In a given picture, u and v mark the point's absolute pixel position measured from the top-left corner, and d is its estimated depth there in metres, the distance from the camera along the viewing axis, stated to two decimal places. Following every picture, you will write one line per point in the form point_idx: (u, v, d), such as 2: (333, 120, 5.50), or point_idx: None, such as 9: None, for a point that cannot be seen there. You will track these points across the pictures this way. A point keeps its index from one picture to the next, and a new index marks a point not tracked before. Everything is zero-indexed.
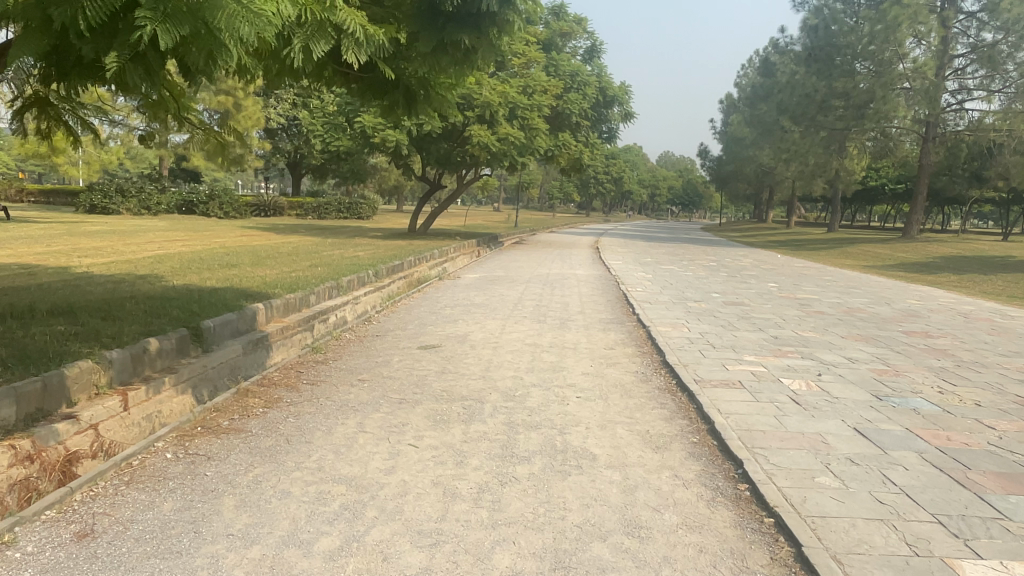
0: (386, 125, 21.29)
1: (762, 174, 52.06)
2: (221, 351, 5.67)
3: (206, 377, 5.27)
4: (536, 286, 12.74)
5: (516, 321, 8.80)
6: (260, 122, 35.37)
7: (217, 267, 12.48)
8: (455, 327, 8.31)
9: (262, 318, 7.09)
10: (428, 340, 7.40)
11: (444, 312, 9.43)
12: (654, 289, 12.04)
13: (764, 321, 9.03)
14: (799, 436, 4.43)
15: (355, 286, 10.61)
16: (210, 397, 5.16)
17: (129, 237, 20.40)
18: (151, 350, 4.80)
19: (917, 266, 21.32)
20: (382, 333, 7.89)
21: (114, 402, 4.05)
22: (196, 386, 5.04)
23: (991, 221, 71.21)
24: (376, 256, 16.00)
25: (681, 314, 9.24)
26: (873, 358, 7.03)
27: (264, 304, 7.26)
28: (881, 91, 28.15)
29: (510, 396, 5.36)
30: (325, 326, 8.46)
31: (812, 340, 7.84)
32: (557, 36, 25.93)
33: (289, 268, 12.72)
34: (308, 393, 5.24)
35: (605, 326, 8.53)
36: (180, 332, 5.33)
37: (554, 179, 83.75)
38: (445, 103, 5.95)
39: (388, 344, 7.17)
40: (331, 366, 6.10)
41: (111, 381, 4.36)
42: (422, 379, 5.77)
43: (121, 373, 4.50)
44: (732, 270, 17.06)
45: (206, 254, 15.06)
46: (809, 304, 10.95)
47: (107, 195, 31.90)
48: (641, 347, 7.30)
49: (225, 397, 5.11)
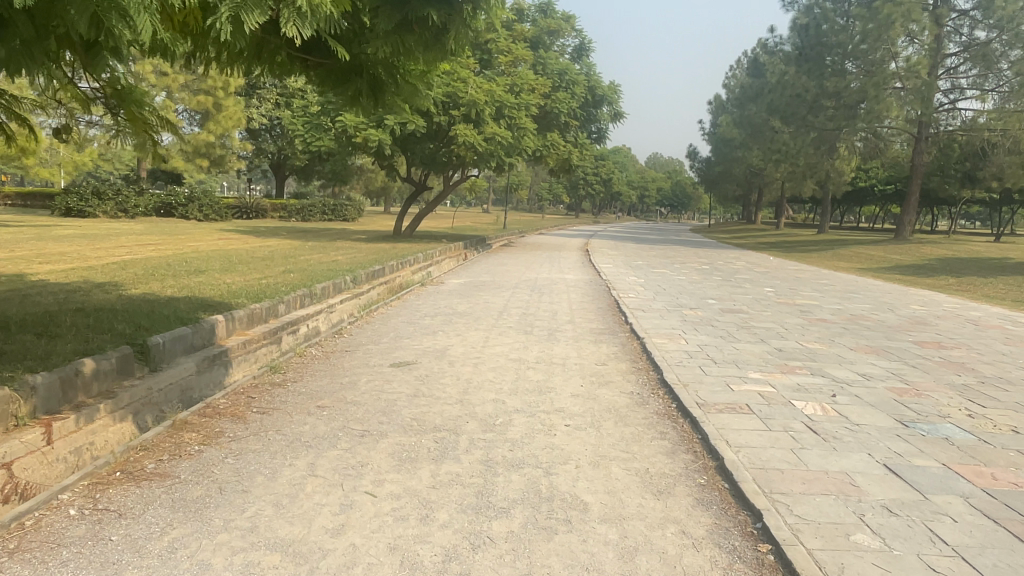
0: (369, 124, 20.59)
1: (752, 174, 51.62)
2: (172, 370, 5.01)
3: (152, 401, 4.63)
4: (523, 292, 12.09)
5: (500, 333, 8.14)
6: (242, 122, 34.62)
7: (184, 274, 11.74)
8: (433, 340, 7.63)
9: (222, 331, 6.40)
10: (403, 357, 6.73)
11: (424, 323, 8.76)
12: (647, 295, 11.41)
13: (766, 331, 8.41)
14: (822, 476, 3.81)
15: (330, 293, 9.94)
16: (155, 423, 4.54)
17: (100, 241, 19.57)
18: (84, 373, 4.15)
19: (914, 268, 20.79)
20: (353, 347, 7.21)
21: (35, 436, 3.46)
22: (139, 411, 4.41)
23: (978, 220, 71.41)
24: (357, 261, 15.29)
25: (677, 324, 8.61)
26: (889, 374, 6.41)
27: (223, 315, 6.58)
28: (875, 90, 27.71)
29: (487, 425, 4.70)
30: (295, 337, 7.80)
31: (821, 354, 7.22)
32: (545, 33, 25.23)
33: (262, 274, 11.98)
34: (257, 425, 4.57)
35: (595, 338, 7.88)
36: (124, 349, 4.68)
37: (542, 180, 83.06)
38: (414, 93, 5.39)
39: (358, 362, 6.48)
40: (291, 390, 5.43)
41: (33, 410, 3.73)
42: (389, 405, 5.09)
43: (48, 401, 3.88)
44: (727, 274, 16.47)
45: (177, 260, 14.28)
46: (810, 311, 10.35)
47: (83, 198, 30.97)
48: (635, 363, 6.66)
49: (166, 428, 4.46)
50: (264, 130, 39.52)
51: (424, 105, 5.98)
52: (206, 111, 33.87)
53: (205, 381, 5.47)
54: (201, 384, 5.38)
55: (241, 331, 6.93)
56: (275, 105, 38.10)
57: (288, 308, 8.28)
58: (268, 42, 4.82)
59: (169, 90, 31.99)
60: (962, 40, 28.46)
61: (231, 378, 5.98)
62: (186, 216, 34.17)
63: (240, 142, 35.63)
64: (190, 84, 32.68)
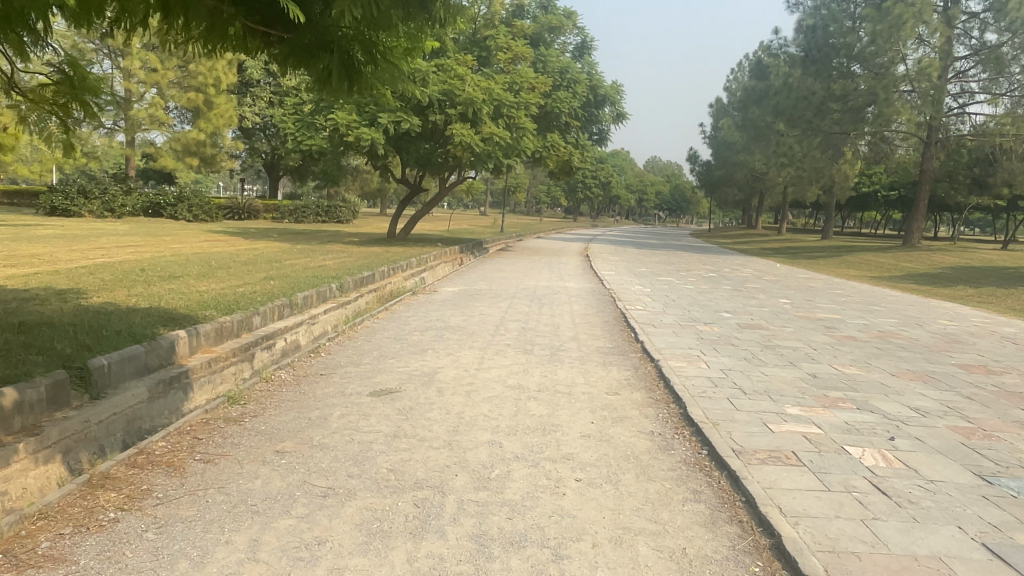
0: (362, 122, 19.70)
1: (753, 179, 50.93)
2: (118, 396, 4.24)
3: (90, 437, 3.86)
4: (522, 303, 11.21)
5: (497, 352, 7.26)
6: (234, 121, 33.72)
7: (157, 280, 10.90)
8: (420, 361, 6.74)
9: (183, 349, 5.56)
10: (385, 384, 5.82)
11: (413, 340, 7.87)
12: (656, 308, 10.53)
13: (793, 352, 7.53)
14: (911, 565, 2.95)
15: (313, 302, 9.11)
16: (91, 464, 3.78)
17: (78, 242, 18.66)
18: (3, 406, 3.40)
19: (928, 277, 19.97)
20: (333, 368, 6.37)
21: None
22: (67, 451, 3.64)
23: (979, 226, 70.92)
24: (346, 265, 14.46)
25: (693, 343, 7.73)
26: (945, 409, 5.54)
27: (185, 330, 5.73)
28: (883, 93, 26.93)
29: (480, 480, 3.81)
30: (273, 354, 6.93)
31: (860, 381, 6.36)
32: (546, 30, 24.26)
33: (241, 280, 11.16)
34: (195, 480, 3.71)
35: (604, 360, 6.98)
36: (60, 373, 3.93)
37: (540, 183, 82.28)
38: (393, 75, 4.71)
39: (333, 390, 5.58)
40: (249, 428, 4.56)
41: None
42: (362, 451, 4.21)
43: None
44: (736, 282, 15.64)
45: (154, 263, 13.42)
46: (835, 327, 9.48)
47: (68, 197, 30.01)
48: (652, 393, 5.77)
49: (89, 477, 3.65)
50: (258, 129, 38.58)
51: (405, 89, 5.25)
52: (197, 108, 33.01)
53: (158, 411, 4.60)
54: (153, 413, 4.50)
55: (207, 347, 6.08)
56: (269, 103, 37.18)
57: (264, 320, 7.43)
58: (220, 11, 4.05)
59: (159, 86, 31.17)
60: (972, 42, 27.69)
61: (195, 402, 5.10)
62: (174, 216, 33.21)
63: (231, 141, 34.74)
64: (180, 81, 31.79)
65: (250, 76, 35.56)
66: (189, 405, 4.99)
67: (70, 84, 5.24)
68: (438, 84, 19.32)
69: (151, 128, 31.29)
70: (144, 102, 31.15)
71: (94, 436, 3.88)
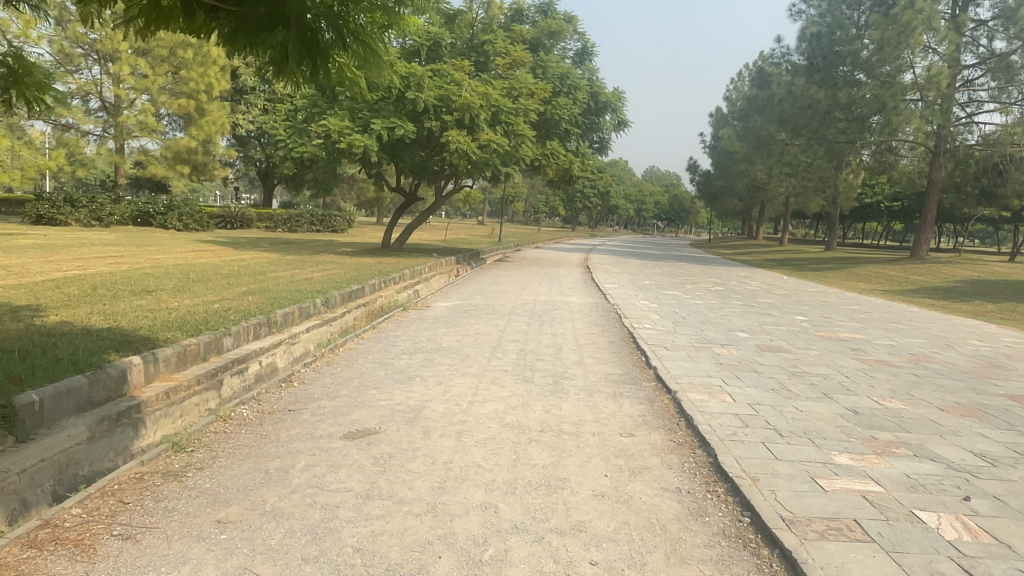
0: (354, 129, 18.81)
1: (754, 188, 50.30)
2: (51, 439, 3.58)
3: (6, 488, 3.21)
4: (521, 320, 10.42)
5: (492, 381, 6.46)
6: (226, 128, 32.98)
7: (130, 295, 10.12)
8: (406, 393, 5.91)
9: (136, 377, 4.80)
10: (362, 423, 4.99)
11: (400, 365, 7.05)
12: (666, 327, 9.73)
13: (824, 380, 6.74)
14: None
15: (295, 319, 8.34)
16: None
17: (57, 252, 17.72)
18: None
19: (942, 291, 19.20)
20: (309, 400, 5.61)
21: None
22: None
23: (980, 238, 70.47)
24: (338, 278, 13.71)
25: (713, 370, 6.93)
26: (1016, 455, 4.74)
27: (140, 356, 5.03)
28: (891, 101, 26.13)
29: (469, 567, 3.00)
30: (246, 380, 6.11)
31: (909, 418, 5.55)
32: (546, 35, 23.49)
33: (220, 295, 10.39)
34: (106, 568, 2.90)
35: (614, 391, 6.17)
36: None
37: (539, 192, 81.58)
38: (354, 56, 4.75)
39: (300, 432, 4.75)
40: (190, 487, 3.78)
41: None
42: (324, 520, 3.40)
43: None
44: (745, 297, 14.86)
45: (128, 276, 12.61)
46: (862, 350, 8.69)
47: (55, 205, 29.10)
48: (673, 436, 4.96)
49: None
50: (252, 137, 37.79)
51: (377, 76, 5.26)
52: (189, 114, 32.22)
53: (98, 453, 3.85)
54: (92, 455, 3.79)
55: (166, 375, 5.33)
56: (263, 110, 36.33)
57: (236, 342, 6.67)
58: None
59: (149, 92, 30.31)
60: (980, 51, 27.10)
61: (147, 440, 4.31)
62: (164, 225, 32.39)
63: (224, 148, 33.97)
64: (172, 87, 31.01)
65: (243, 83, 34.77)
66: (138, 445, 4.22)
67: (10, 76, 4.68)
68: (434, 89, 18.56)
69: (141, 135, 30.52)
70: (135, 109, 30.46)
71: (12, 490, 3.23)
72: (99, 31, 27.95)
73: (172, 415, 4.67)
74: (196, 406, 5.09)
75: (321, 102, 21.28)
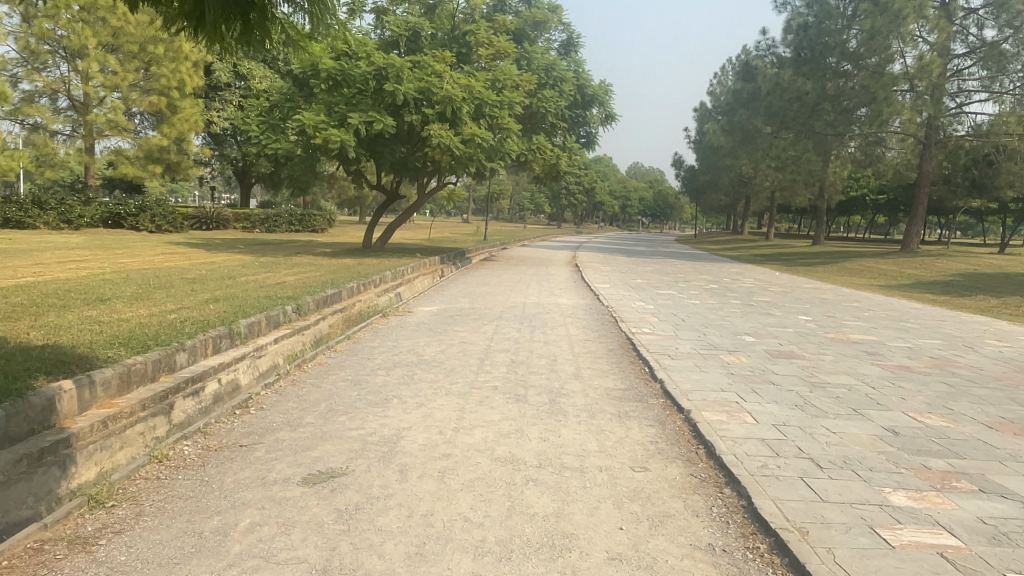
0: (330, 123, 17.85)
1: (740, 182, 49.89)
2: None
3: None
4: (510, 326, 9.64)
5: (481, 401, 5.69)
6: (200, 126, 31.86)
7: (81, 304, 9.22)
8: (381, 419, 5.12)
9: (59, 408, 4.03)
10: (326, 462, 4.21)
11: (375, 383, 6.25)
12: (666, 331, 9.00)
13: (850, 392, 6.06)
14: None
15: (261, 330, 7.53)
16: None
17: (15, 257, 16.59)
18: None
19: (939, 286, 18.74)
20: (267, 430, 4.83)
21: None
22: None
23: (962, 233, 70.89)
24: (315, 281, 12.92)
25: (725, 381, 6.20)
26: None
27: (72, 380, 4.28)
28: (883, 92, 25.64)
29: None
30: (203, 402, 5.28)
31: (958, 440, 4.86)
32: (530, 26, 22.71)
33: (182, 303, 9.53)
34: None
35: (619, 411, 5.43)
36: None
37: (523, 189, 80.82)
38: None
39: (250, 476, 3.96)
40: (100, 562, 2.98)
41: None
42: None
43: None
44: (742, 295, 14.17)
45: (87, 282, 11.68)
46: (880, 355, 8.02)
47: (22, 208, 27.71)
48: (693, 468, 4.22)
49: None
50: (228, 135, 36.66)
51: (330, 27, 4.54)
52: (161, 112, 31.11)
53: (6, 505, 3.15)
54: None
55: (105, 401, 4.55)
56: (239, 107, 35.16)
57: (190, 357, 5.86)
58: None
59: (120, 90, 29.11)
60: (969, 40, 26.72)
61: (67, 487, 3.53)
62: (137, 227, 31.12)
63: (198, 147, 32.83)
64: (143, 84, 29.81)
65: (218, 79, 33.67)
66: (64, 488, 3.50)
67: None
68: (414, 82, 17.91)
69: (111, 134, 29.30)
70: (105, 106, 29.19)
71: None
72: (67, 27, 26.81)
73: (103, 451, 3.88)
74: (142, 436, 4.32)
75: (297, 97, 20.38)
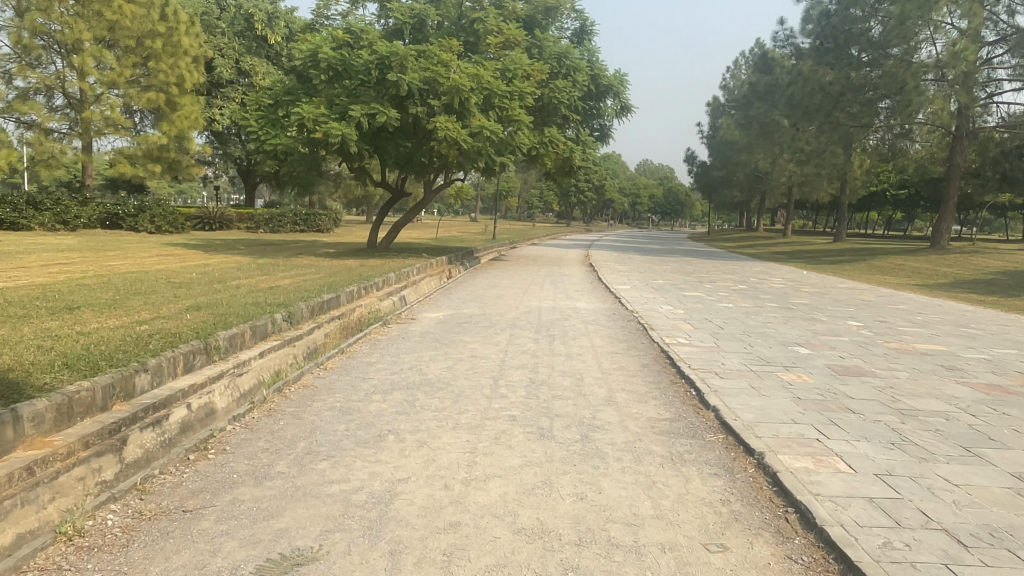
0: (331, 116, 16.74)
1: (755, 178, 48.58)
2: None
3: None
4: (527, 336, 8.54)
5: (497, 438, 4.58)
6: (200, 123, 30.95)
7: (45, 314, 8.19)
8: (372, 467, 4.03)
9: None
10: (292, 539, 3.13)
11: (368, 414, 5.14)
12: (706, 341, 7.90)
13: (949, 424, 4.93)
14: None
15: (245, 342, 6.48)
16: None
17: None
18: None
19: (982, 285, 17.49)
20: (230, 486, 3.75)
21: None
22: None
23: (982, 230, 69.16)
24: (313, 284, 11.87)
25: (794, 409, 5.08)
26: None
27: None
28: (912, 81, 24.32)
29: None
30: (164, 438, 4.21)
31: None
32: (541, 13, 21.54)
33: (159, 312, 8.50)
34: None
35: (673, 453, 4.32)
36: None
37: (533, 187, 79.59)
38: None
39: (184, 564, 2.89)
40: None
41: None
42: None
43: None
44: (776, 298, 13.01)
45: (60, 288, 10.65)
46: (960, 370, 6.86)
47: (17, 208, 26.63)
48: (792, 546, 3.11)
49: None
50: (231, 133, 35.81)
51: None
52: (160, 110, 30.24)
53: None
54: None
55: (33, 441, 3.50)
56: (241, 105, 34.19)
57: (154, 380, 4.77)
58: None
59: (117, 87, 28.21)
60: (1000, 27, 25.40)
61: None
62: (136, 228, 30.19)
63: (200, 147, 31.85)
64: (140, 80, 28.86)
65: (219, 76, 32.76)
66: None
67: None
68: (419, 71, 16.87)
69: (108, 132, 28.25)
70: (103, 103, 28.26)
71: None
72: (61, 22, 25.94)
73: None
74: (59, 499, 3.25)
75: (298, 91, 19.41)
